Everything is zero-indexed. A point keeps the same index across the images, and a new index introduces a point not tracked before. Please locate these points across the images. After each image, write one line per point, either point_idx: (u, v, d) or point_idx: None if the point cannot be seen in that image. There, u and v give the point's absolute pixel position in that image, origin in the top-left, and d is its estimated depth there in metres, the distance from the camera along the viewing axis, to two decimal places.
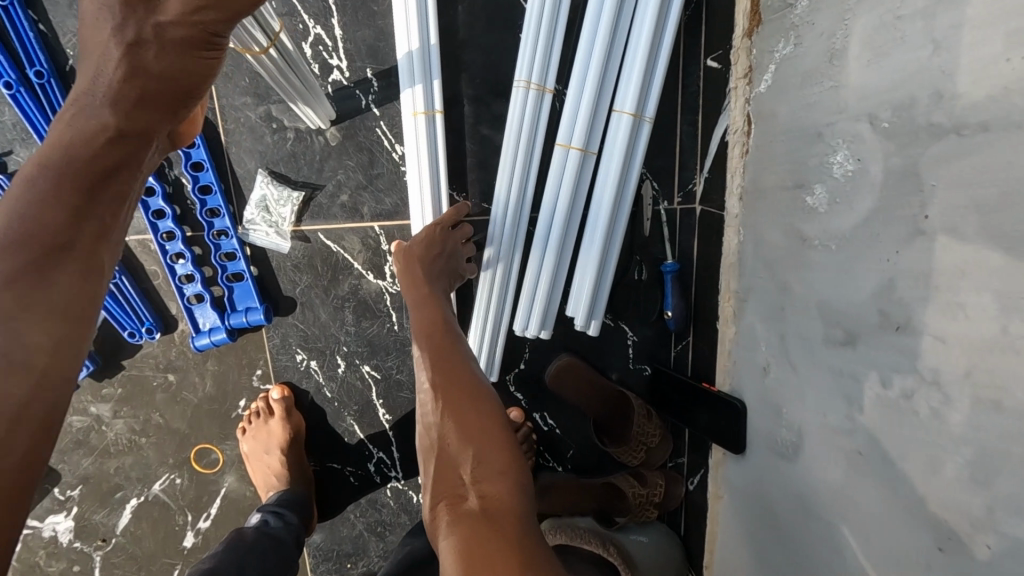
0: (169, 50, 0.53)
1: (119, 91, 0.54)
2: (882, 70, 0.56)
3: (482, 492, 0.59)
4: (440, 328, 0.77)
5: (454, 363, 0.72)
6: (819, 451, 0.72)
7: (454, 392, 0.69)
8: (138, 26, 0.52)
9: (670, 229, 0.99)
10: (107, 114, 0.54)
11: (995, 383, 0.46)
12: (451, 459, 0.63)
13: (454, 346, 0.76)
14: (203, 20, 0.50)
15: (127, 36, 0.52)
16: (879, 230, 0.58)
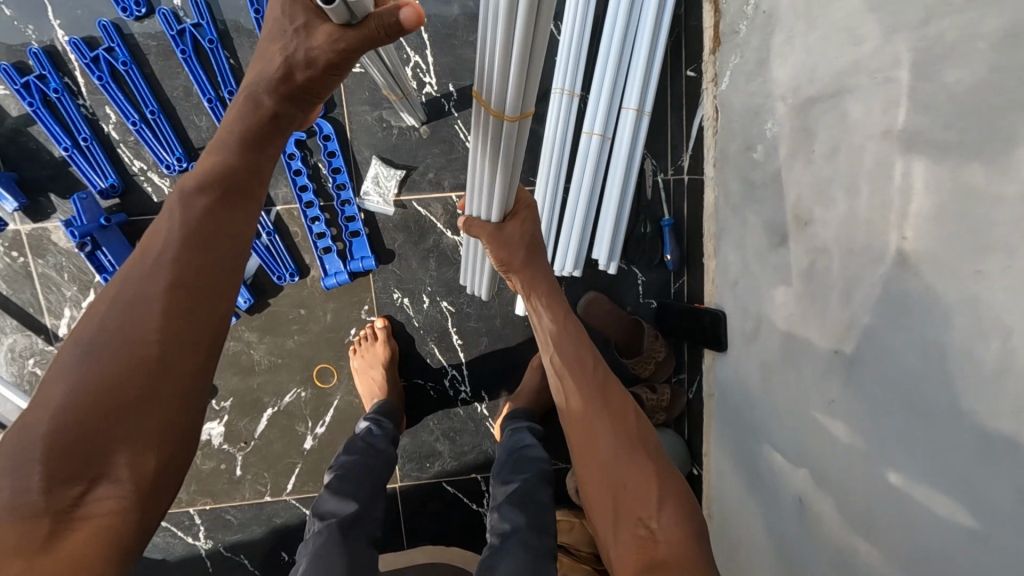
0: (317, 68, 0.67)
1: (280, 91, 0.70)
2: (787, 68, 0.93)
3: (665, 534, 0.80)
4: (577, 352, 1.02)
5: (597, 377, 1.00)
6: (772, 324, 1.06)
7: (598, 401, 0.97)
8: (300, 46, 0.65)
9: (666, 193, 1.35)
10: (266, 101, 0.71)
11: (850, 238, 0.82)
12: (623, 505, 0.86)
13: (591, 367, 1.01)
14: (342, 52, 0.63)
15: (289, 51, 0.66)
16: (794, 166, 0.94)
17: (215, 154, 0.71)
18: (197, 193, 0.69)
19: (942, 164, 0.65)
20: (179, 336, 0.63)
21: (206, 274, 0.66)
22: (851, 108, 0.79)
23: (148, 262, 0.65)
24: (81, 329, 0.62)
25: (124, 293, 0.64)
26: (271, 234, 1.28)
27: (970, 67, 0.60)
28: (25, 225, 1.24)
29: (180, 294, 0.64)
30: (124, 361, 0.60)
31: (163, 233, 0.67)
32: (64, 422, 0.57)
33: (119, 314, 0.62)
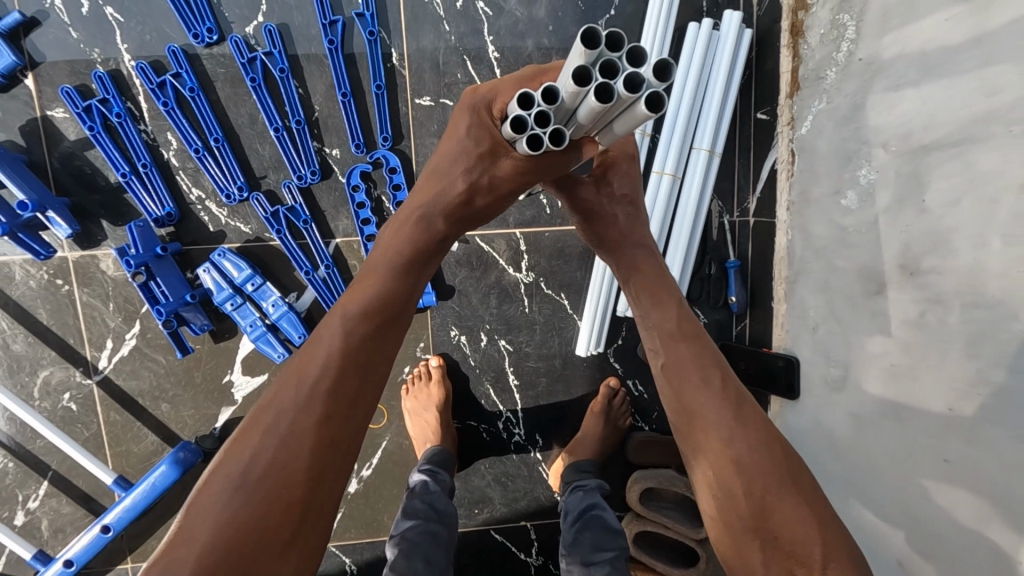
0: (493, 193, 0.79)
1: (450, 211, 0.81)
2: (892, 115, 0.91)
3: None
4: (668, 306, 0.86)
5: (716, 372, 0.81)
6: (863, 372, 1.02)
7: (714, 391, 0.79)
8: (480, 173, 0.77)
9: (732, 234, 1.33)
10: (438, 225, 0.81)
11: (974, 291, 0.79)
12: (783, 546, 0.71)
13: (705, 351, 0.83)
14: (523, 179, 0.76)
15: (472, 177, 0.78)
16: (897, 214, 0.92)
17: (376, 279, 0.79)
18: (358, 319, 0.75)
19: None
20: (320, 479, 0.68)
21: (351, 409, 0.72)
22: (977, 158, 0.77)
23: (298, 395, 0.70)
24: (241, 451, 0.68)
25: (279, 421, 0.69)
26: (330, 266, 1.22)
27: None
28: (72, 252, 1.19)
29: (328, 426, 0.70)
30: (277, 493, 0.66)
31: (321, 358, 0.73)
32: (218, 552, 0.62)
33: (272, 452, 0.67)
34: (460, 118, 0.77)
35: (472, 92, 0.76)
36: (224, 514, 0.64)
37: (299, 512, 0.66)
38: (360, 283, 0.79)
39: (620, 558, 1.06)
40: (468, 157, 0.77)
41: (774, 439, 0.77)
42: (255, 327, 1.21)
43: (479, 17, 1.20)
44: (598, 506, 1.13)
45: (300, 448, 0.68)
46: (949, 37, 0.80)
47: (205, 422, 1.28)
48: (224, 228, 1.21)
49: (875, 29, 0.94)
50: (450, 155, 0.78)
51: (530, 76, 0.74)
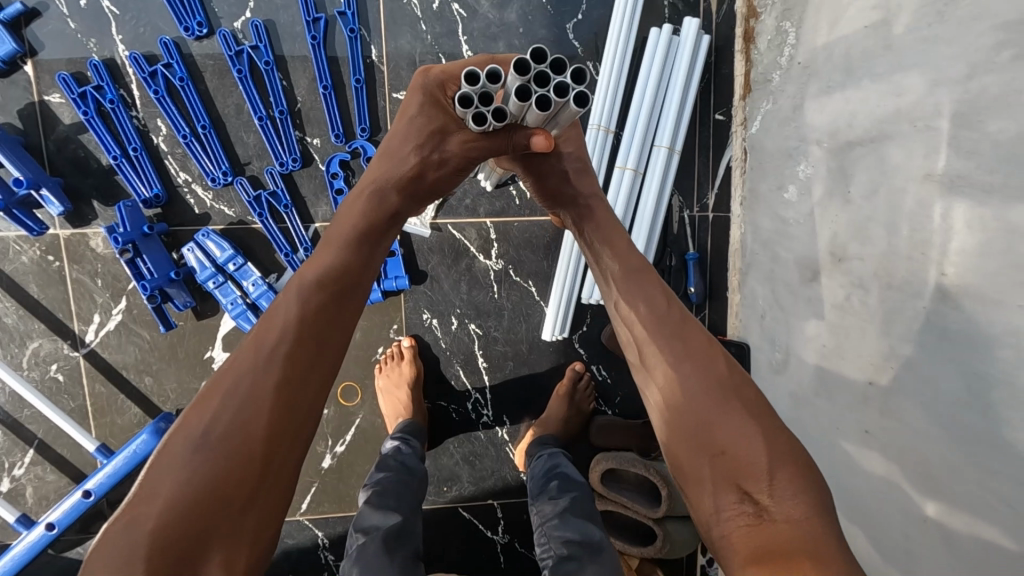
0: (443, 168, 0.88)
1: (405, 184, 0.87)
2: (824, 114, 1.00)
3: (784, 512, 0.64)
4: (627, 258, 0.88)
5: (668, 322, 0.80)
6: (801, 354, 1.09)
7: (665, 342, 0.79)
8: (433, 149, 0.87)
9: (691, 228, 1.39)
10: (393, 199, 0.87)
11: (888, 273, 0.86)
12: (723, 468, 0.69)
13: (655, 302, 0.82)
14: (471, 154, 0.86)
15: (422, 153, 0.87)
16: (828, 205, 1.00)
17: (330, 253, 0.81)
18: (316, 284, 0.78)
19: (985, 204, 0.70)
20: (280, 433, 0.70)
21: (312, 364, 0.74)
22: (891, 152, 0.85)
23: (259, 356, 0.72)
24: (200, 419, 0.68)
25: (239, 386, 0.70)
26: (309, 249, 1.29)
27: (1014, 117, 0.65)
28: (64, 230, 1.25)
29: (285, 388, 0.71)
30: (234, 454, 0.66)
31: (281, 321, 0.75)
32: (177, 515, 0.62)
33: (234, 410, 0.69)
34: (412, 98, 0.89)
35: (425, 74, 0.89)
36: (182, 478, 0.64)
37: (257, 473, 0.67)
38: (317, 253, 0.82)
39: (586, 501, 1.10)
40: (418, 135, 0.86)
41: (722, 376, 0.74)
42: (235, 306, 1.27)
43: (454, 19, 1.28)
44: (561, 463, 1.18)
45: (260, 403, 0.69)
46: (869, 42, 0.88)
47: (187, 396, 1.35)
48: (209, 211, 1.28)
49: (811, 36, 1.02)
50: (402, 132, 0.87)
51: (480, 63, 0.85)
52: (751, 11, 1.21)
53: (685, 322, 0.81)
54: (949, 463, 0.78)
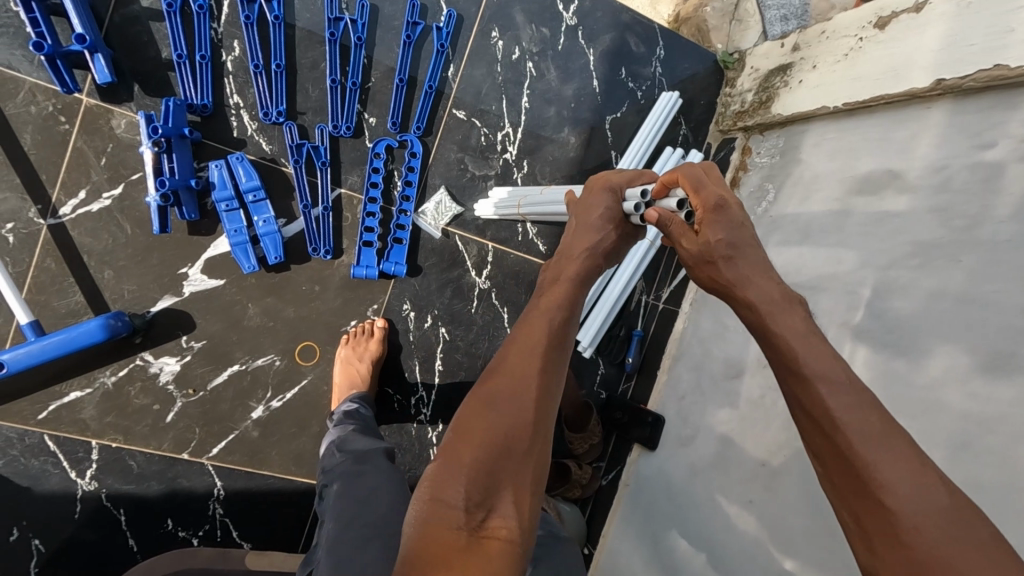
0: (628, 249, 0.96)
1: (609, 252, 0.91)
2: (781, 257, 1.32)
3: None
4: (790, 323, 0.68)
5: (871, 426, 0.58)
6: (710, 433, 1.36)
7: (878, 451, 0.56)
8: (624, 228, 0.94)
9: (644, 311, 1.66)
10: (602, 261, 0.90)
11: None
12: None
13: (835, 386, 0.61)
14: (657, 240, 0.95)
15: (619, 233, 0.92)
16: None
17: (563, 284, 0.85)
18: (559, 307, 0.81)
19: (879, 350, 1.02)
20: (546, 413, 0.69)
21: (558, 363, 0.75)
22: (823, 300, 1.17)
23: (528, 348, 0.74)
24: (492, 390, 0.69)
25: (514, 370, 0.71)
26: (326, 209, 1.36)
27: (915, 303, 0.98)
28: (90, 99, 1.22)
29: (551, 371, 0.73)
30: (519, 413, 0.67)
31: (540, 325, 0.77)
32: (486, 456, 0.63)
33: (512, 383, 0.69)
34: (598, 197, 0.94)
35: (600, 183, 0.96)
36: (487, 428, 0.65)
37: (533, 438, 0.66)
38: (551, 286, 0.85)
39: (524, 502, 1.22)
40: (614, 217, 0.92)
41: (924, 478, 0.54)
42: (237, 235, 1.29)
43: (525, 74, 1.49)
44: None
45: (531, 382, 0.70)
46: (825, 220, 1.22)
47: (142, 303, 1.30)
48: (247, 138, 1.31)
49: (784, 202, 1.36)
50: (595, 216, 0.92)
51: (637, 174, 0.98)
52: (742, 164, 1.55)
53: (865, 413, 0.59)
54: (806, 526, 1.04)
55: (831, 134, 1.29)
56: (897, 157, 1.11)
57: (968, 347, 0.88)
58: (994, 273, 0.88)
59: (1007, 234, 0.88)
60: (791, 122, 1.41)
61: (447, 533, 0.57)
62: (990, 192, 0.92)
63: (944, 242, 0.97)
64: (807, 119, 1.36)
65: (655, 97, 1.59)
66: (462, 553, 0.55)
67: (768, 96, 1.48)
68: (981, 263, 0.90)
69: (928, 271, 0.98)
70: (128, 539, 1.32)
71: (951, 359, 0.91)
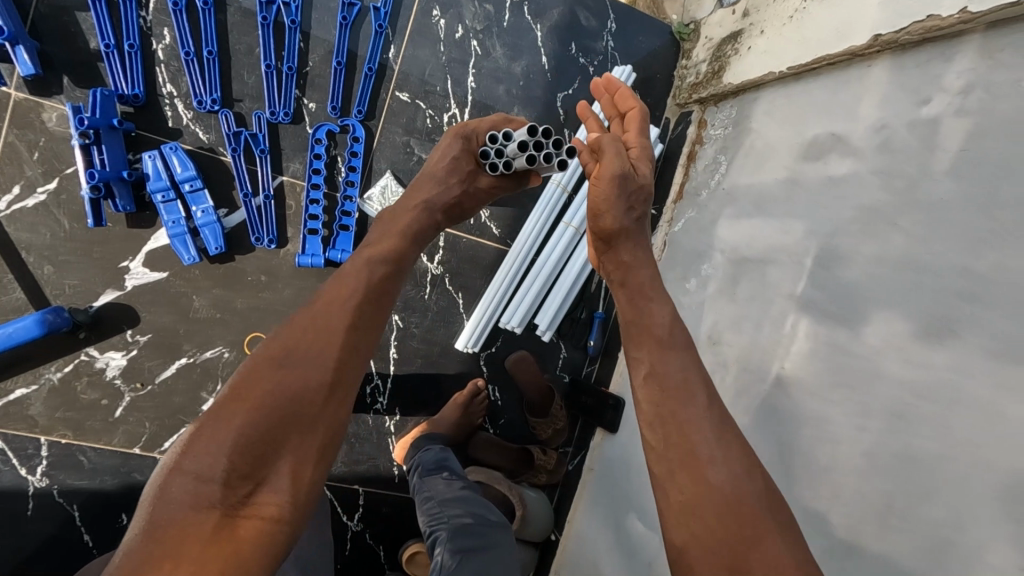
0: (480, 198, 1.05)
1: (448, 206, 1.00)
2: (733, 231, 1.27)
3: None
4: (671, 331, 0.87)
5: (716, 445, 0.76)
6: None
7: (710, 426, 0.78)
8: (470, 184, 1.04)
9: (604, 292, 1.63)
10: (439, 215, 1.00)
11: (748, 360, 1.12)
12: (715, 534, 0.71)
13: (694, 406, 0.79)
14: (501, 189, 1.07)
15: (463, 184, 1.02)
16: (716, 301, 1.26)
17: (389, 241, 0.92)
18: (380, 263, 0.88)
19: (821, 322, 0.97)
20: (341, 376, 0.79)
21: (363, 325, 0.83)
22: (770, 272, 1.13)
23: (333, 312, 0.82)
24: (280, 352, 0.78)
25: (312, 330, 0.80)
26: (268, 198, 1.34)
27: (855, 271, 0.94)
28: (19, 93, 1.21)
29: (356, 329, 0.82)
30: (303, 386, 0.76)
31: (351, 285, 0.84)
32: (261, 420, 0.73)
33: (305, 348, 0.78)
34: (451, 144, 1.03)
35: (462, 125, 1.04)
36: (265, 393, 0.74)
37: (323, 399, 0.77)
38: (374, 243, 0.91)
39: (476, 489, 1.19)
40: (461, 171, 1.02)
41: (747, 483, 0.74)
42: (176, 226, 1.28)
43: (470, 52, 1.46)
44: (451, 458, 1.25)
45: (328, 349, 0.79)
46: (773, 190, 1.17)
47: (84, 297, 1.29)
48: (183, 128, 1.30)
49: (736, 173, 1.31)
50: (444, 166, 1.01)
51: (501, 120, 1.04)
52: (698, 137, 1.51)
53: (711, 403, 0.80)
54: None
55: (780, 99, 1.23)
56: (841, 121, 1.05)
57: (905, 312, 0.83)
58: (934, 233, 0.82)
59: (944, 193, 0.82)
60: (743, 91, 1.36)
61: (202, 513, 0.67)
62: (929, 150, 0.86)
63: (884, 206, 0.91)
64: (758, 87, 1.31)
65: (608, 72, 1.54)
66: (218, 524, 0.68)
67: (721, 65, 1.43)
68: (918, 224, 0.85)
69: (870, 236, 0.92)
70: (82, 535, 1.32)
71: (889, 328, 0.85)
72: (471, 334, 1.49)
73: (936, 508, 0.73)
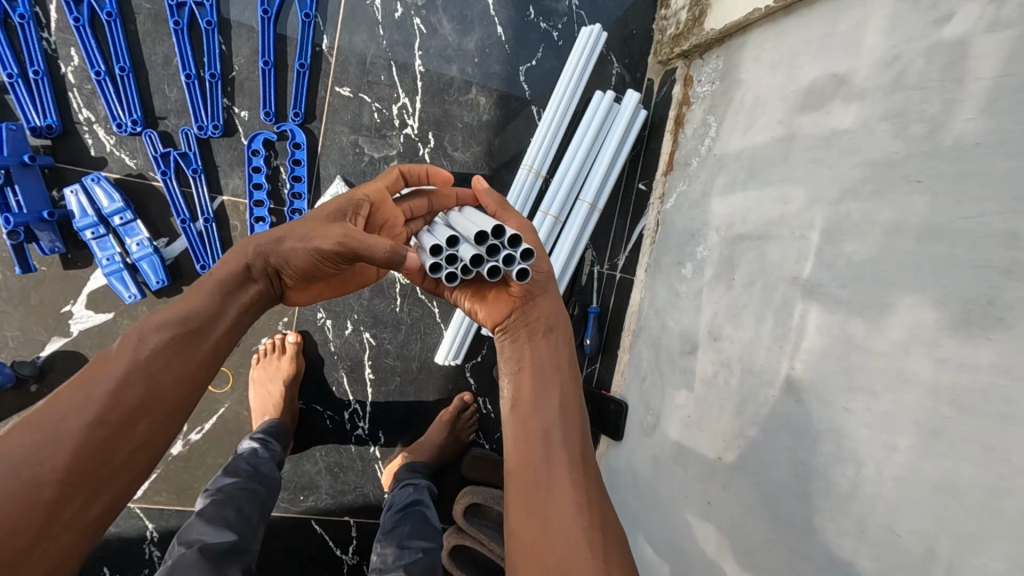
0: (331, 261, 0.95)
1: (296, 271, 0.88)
2: (726, 204, 1.08)
3: None
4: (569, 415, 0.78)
5: (579, 488, 0.71)
6: (668, 422, 1.15)
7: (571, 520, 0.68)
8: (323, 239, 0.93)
9: (598, 283, 1.46)
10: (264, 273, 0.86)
11: (751, 359, 0.94)
12: None
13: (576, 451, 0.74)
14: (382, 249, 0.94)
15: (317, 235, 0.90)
16: (713, 288, 1.08)
17: (196, 300, 0.76)
18: (167, 331, 0.72)
19: (833, 312, 0.79)
20: (82, 477, 0.62)
21: (141, 407, 0.67)
22: (770, 252, 0.94)
23: (93, 392, 0.66)
24: (13, 441, 0.61)
25: (59, 419, 0.63)
26: (208, 221, 1.23)
27: (869, 245, 0.74)
28: None
29: (127, 412, 0.66)
30: (23, 496, 0.58)
31: (126, 359, 0.69)
32: None
33: (41, 439, 0.61)
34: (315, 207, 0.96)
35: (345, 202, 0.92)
36: None
37: (49, 509, 0.59)
38: (178, 303, 0.75)
39: (434, 549, 1.08)
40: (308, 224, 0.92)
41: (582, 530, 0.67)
42: (110, 262, 1.18)
43: (413, 32, 1.30)
44: (422, 504, 1.17)
45: (71, 444, 0.62)
46: (767, 150, 0.98)
47: (30, 348, 1.21)
48: (107, 155, 1.19)
49: (727, 134, 1.11)
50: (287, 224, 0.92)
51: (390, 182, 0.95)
52: (685, 98, 1.31)
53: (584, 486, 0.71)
54: (764, 538, 0.83)
55: (770, 40, 1.03)
56: (842, 57, 0.84)
57: (935, 296, 0.64)
58: (967, 190, 0.63)
59: (977, 134, 0.62)
60: (730, 37, 1.16)
61: None
62: (954, 79, 0.66)
63: (899, 160, 0.72)
64: (745, 29, 1.10)
65: (575, 35, 1.36)
66: None
67: (702, 8, 1.22)
68: (945, 178, 0.65)
69: (883, 200, 0.73)
70: None
71: (915, 317, 0.66)
72: (450, 348, 1.33)
73: (990, 560, 0.55)
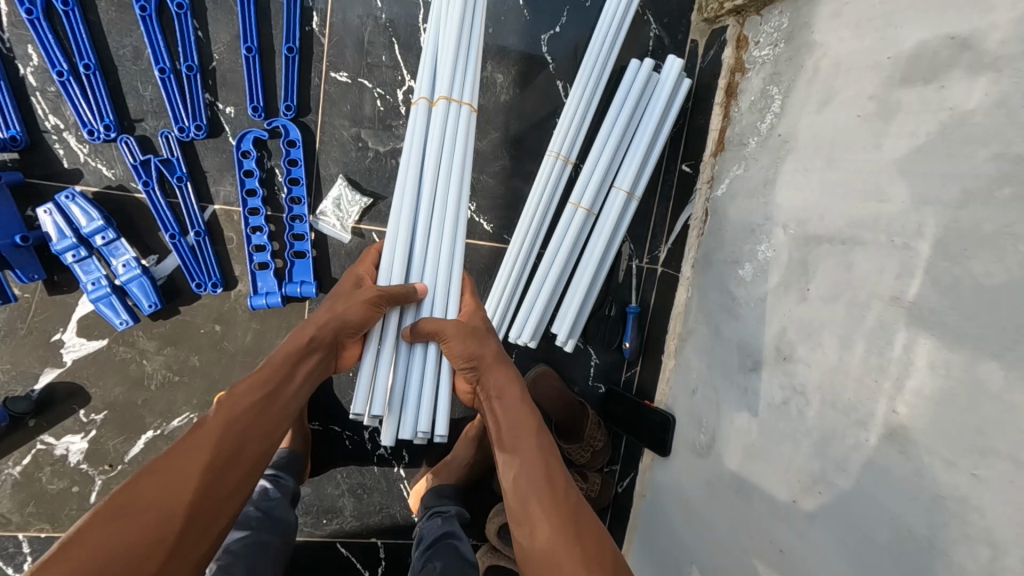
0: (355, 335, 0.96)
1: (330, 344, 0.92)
2: (796, 196, 0.90)
3: None
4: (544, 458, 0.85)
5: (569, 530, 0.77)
6: (726, 447, 1.01)
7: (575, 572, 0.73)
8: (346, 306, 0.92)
9: (637, 280, 1.31)
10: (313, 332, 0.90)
11: (834, 390, 0.78)
12: None
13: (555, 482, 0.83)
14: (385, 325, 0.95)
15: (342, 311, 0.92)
16: (780, 297, 0.91)
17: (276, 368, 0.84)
18: (257, 394, 0.80)
19: (957, 349, 0.62)
20: (195, 523, 0.67)
21: (232, 464, 0.73)
22: (859, 262, 0.76)
23: (198, 446, 0.71)
24: (133, 492, 0.66)
25: (173, 470, 0.68)
26: (200, 233, 1.10)
27: (1010, 266, 0.58)
28: None
29: (224, 468, 0.72)
30: (146, 538, 0.63)
31: (224, 418, 0.75)
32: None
33: (163, 486, 0.67)
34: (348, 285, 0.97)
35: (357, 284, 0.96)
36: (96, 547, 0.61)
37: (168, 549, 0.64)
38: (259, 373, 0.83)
39: None
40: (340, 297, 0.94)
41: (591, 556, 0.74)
42: (97, 286, 1.06)
43: (415, 4, 1.14)
44: (455, 534, 1.08)
45: (186, 492, 0.68)
46: (852, 133, 0.80)
47: (22, 381, 1.12)
48: (81, 167, 1.07)
49: (796, 110, 0.92)
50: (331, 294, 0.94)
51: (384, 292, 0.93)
52: (738, 63, 1.11)
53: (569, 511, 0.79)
54: None
55: None
56: (959, 12, 0.66)
57: None
58: None
59: None
60: None
61: None
62: None
63: None
64: None
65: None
66: None
67: None
68: None
69: None
70: None
71: None
72: None
73: None
